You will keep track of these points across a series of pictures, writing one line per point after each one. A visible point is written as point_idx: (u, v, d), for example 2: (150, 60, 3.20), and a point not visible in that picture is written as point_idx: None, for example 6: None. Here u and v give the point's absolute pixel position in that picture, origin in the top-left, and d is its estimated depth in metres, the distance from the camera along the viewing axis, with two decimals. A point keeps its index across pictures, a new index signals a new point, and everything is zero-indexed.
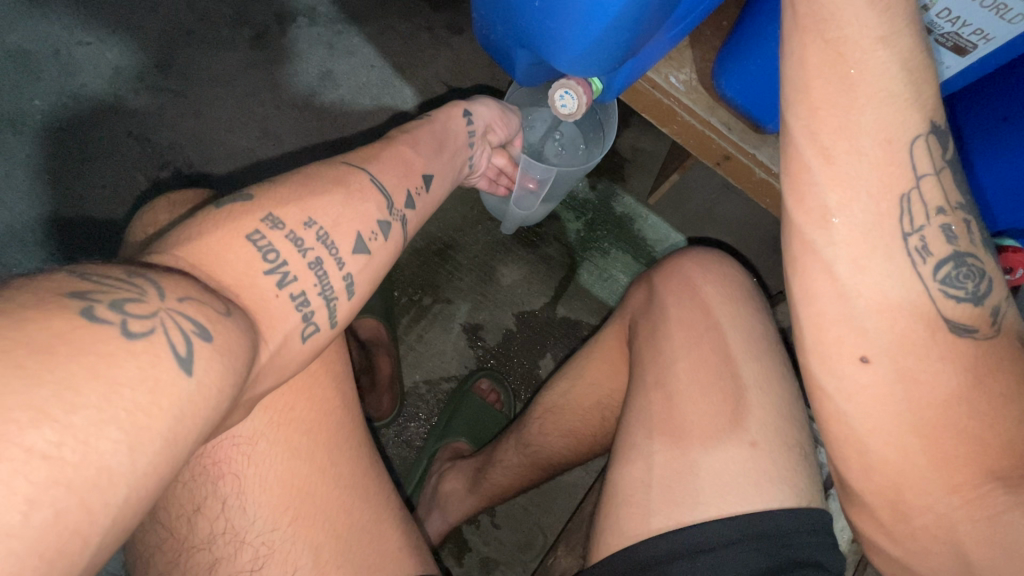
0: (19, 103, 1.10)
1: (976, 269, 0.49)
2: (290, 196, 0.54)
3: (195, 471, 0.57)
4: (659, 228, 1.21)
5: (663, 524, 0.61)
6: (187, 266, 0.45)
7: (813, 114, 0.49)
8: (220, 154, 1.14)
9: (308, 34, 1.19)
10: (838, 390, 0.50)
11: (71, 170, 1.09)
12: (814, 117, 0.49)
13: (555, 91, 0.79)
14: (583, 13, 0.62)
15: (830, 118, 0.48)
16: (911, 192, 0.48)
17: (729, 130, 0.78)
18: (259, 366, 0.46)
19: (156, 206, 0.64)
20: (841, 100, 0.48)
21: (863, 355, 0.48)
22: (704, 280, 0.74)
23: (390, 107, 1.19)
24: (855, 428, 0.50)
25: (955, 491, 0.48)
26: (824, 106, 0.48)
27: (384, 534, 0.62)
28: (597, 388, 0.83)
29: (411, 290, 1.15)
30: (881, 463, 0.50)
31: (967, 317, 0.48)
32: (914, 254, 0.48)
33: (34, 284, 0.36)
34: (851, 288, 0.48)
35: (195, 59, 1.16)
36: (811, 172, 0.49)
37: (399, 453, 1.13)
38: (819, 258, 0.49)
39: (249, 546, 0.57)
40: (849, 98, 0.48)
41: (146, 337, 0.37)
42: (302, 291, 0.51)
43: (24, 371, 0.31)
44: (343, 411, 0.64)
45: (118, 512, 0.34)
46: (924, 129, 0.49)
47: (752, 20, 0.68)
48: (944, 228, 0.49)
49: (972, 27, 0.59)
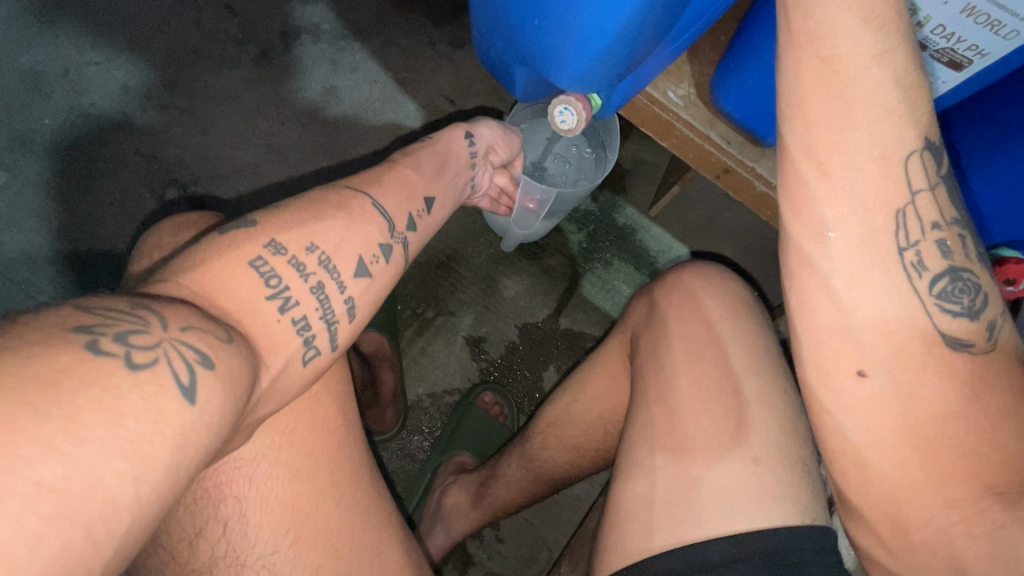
0: (29, 123, 1.12)
1: (972, 284, 0.49)
2: (293, 222, 0.55)
3: (196, 494, 0.57)
4: (663, 238, 1.21)
5: (665, 543, 0.61)
6: (190, 294, 0.46)
7: (809, 130, 0.49)
8: (226, 170, 1.15)
9: (312, 51, 1.21)
10: (835, 403, 0.50)
11: (79, 188, 1.11)
12: (810, 133, 0.49)
13: (555, 107, 0.81)
14: (584, 30, 0.62)
15: (827, 133, 0.48)
16: (907, 208, 0.49)
17: (728, 144, 0.78)
18: (260, 391, 0.47)
19: (161, 230, 0.65)
20: (837, 116, 0.48)
21: (861, 368, 0.48)
22: (705, 295, 0.74)
23: (393, 122, 1.20)
24: (853, 442, 0.50)
25: (954, 505, 0.48)
26: (820, 122, 0.49)
27: (385, 554, 0.63)
28: (599, 403, 0.84)
29: (414, 302, 1.15)
30: (879, 477, 0.50)
31: (963, 332, 0.49)
32: (910, 269, 0.48)
33: (42, 319, 0.37)
34: (847, 302, 0.48)
35: (201, 77, 1.18)
36: (808, 186, 0.49)
37: (402, 467, 1.13)
38: (815, 272, 0.49)
39: (250, 568, 0.57)
40: (844, 114, 0.48)
41: (150, 367, 0.38)
42: (305, 315, 0.52)
43: (32, 406, 0.32)
44: (345, 430, 0.65)
45: (120, 543, 0.34)
46: (919, 144, 0.49)
47: (749, 36, 0.69)
48: (940, 243, 0.49)
49: (967, 43, 0.59)
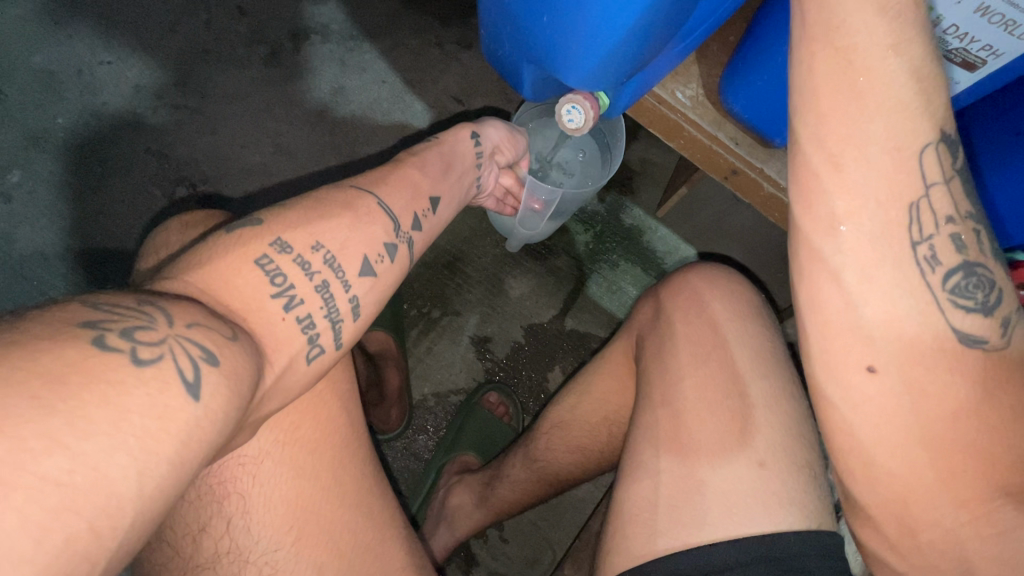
0: (43, 122, 1.14)
1: (986, 279, 0.49)
2: (299, 221, 0.56)
3: (201, 490, 0.58)
4: (669, 239, 1.21)
5: (669, 546, 0.60)
6: (196, 291, 0.46)
7: (822, 122, 0.49)
8: (235, 169, 1.16)
9: (321, 51, 1.21)
10: (843, 399, 0.49)
11: (92, 187, 1.12)
12: (823, 125, 0.49)
13: (563, 106, 0.80)
14: (592, 28, 0.62)
15: (839, 125, 0.48)
16: (921, 201, 0.48)
17: (736, 144, 0.78)
18: (264, 388, 0.47)
19: (169, 228, 0.66)
20: (850, 108, 0.48)
21: (870, 364, 0.48)
22: (712, 296, 0.74)
23: (400, 122, 1.20)
24: (862, 439, 0.49)
25: (963, 506, 0.48)
26: (833, 114, 0.48)
27: (387, 553, 0.63)
28: (604, 405, 0.83)
29: (420, 302, 1.16)
30: (887, 477, 0.49)
31: (977, 328, 0.48)
32: (923, 263, 0.48)
33: (50, 314, 0.38)
34: (858, 296, 0.48)
35: (211, 77, 1.19)
36: (820, 178, 0.49)
37: (407, 465, 1.13)
38: (826, 266, 0.49)
39: (253, 565, 0.58)
40: (858, 106, 0.48)
41: (155, 363, 0.38)
42: (309, 313, 0.52)
43: (39, 401, 0.32)
44: (348, 429, 0.65)
45: (124, 537, 0.34)
46: (934, 136, 0.48)
47: (758, 36, 0.68)
48: (954, 237, 0.48)
49: (981, 42, 0.59)
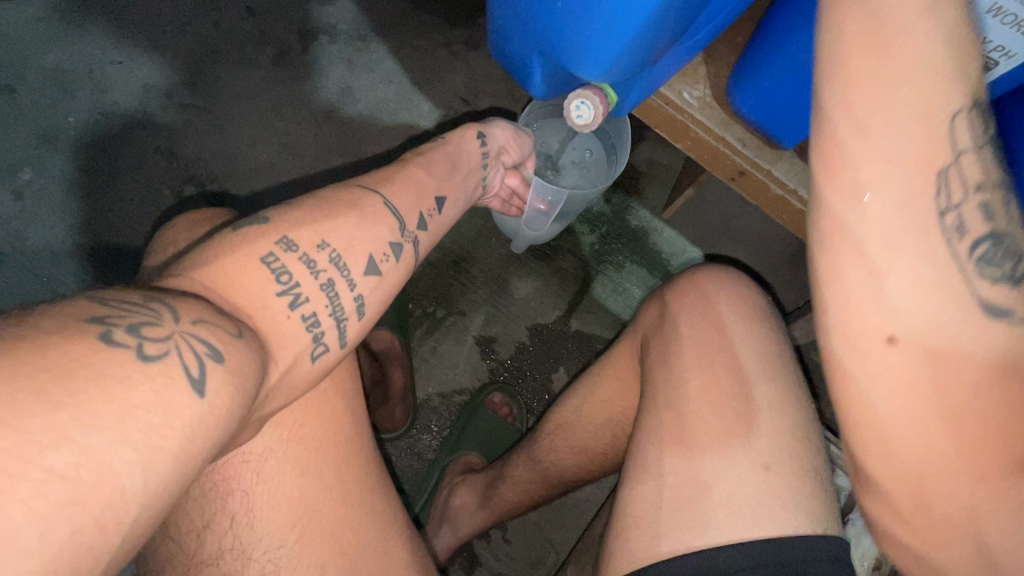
0: (54, 120, 1.14)
1: (1017, 248, 0.42)
2: (305, 219, 0.56)
3: (205, 487, 0.58)
4: (676, 241, 1.21)
5: (673, 548, 0.60)
6: (203, 288, 0.47)
7: (846, 74, 0.43)
8: (243, 168, 1.16)
9: (329, 51, 1.22)
10: (859, 368, 0.44)
11: (101, 185, 1.13)
12: (846, 76, 0.43)
13: (572, 101, 0.79)
14: (600, 28, 0.62)
15: (866, 76, 0.42)
16: (952, 160, 0.41)
17: (743, 146, 0.78)
18: (269, 386, 0.47)
19: (177, 226, 0.66)
20: (877, 56, 0.41)
21: (890, 333, 0.43)
22: (717, 298, 0.73)
23: (407, 122, 1.21)
24: (879, 407, 0.45)
25: (982, 480, 0.43)
26: (860, 64, 0.42)
27: (390, 552, 0.63)
28: (608, 406, 0.83)
29: (425, 302, 1.16)
30: (903, 447, 0.45)
31: (1006, 301, 0.42)
32: (949, 230, 0.41)
33: (58, 309, 0.38)
34: (882, 267, 0.42)
35: (220, 77, 1.19)
36: (843, 140, 0.43)
37: (410, 465, 1.13)
38: (847, 236, 0.43)
39: (256, 562, 0.58)
40: (886, 54, 0.41)
41: (161, 359, 0.38)
42: (314, 312, 0.52)
43: (46, 395, 0.33)
44: (352, 428, 0.65)
45: (128, 532, 0.34)
46: (975, 85, 0.41)
47: (766, 36, 0.68)
48: (985, 201, 0.42)
49: (992, 44, 0.58)
